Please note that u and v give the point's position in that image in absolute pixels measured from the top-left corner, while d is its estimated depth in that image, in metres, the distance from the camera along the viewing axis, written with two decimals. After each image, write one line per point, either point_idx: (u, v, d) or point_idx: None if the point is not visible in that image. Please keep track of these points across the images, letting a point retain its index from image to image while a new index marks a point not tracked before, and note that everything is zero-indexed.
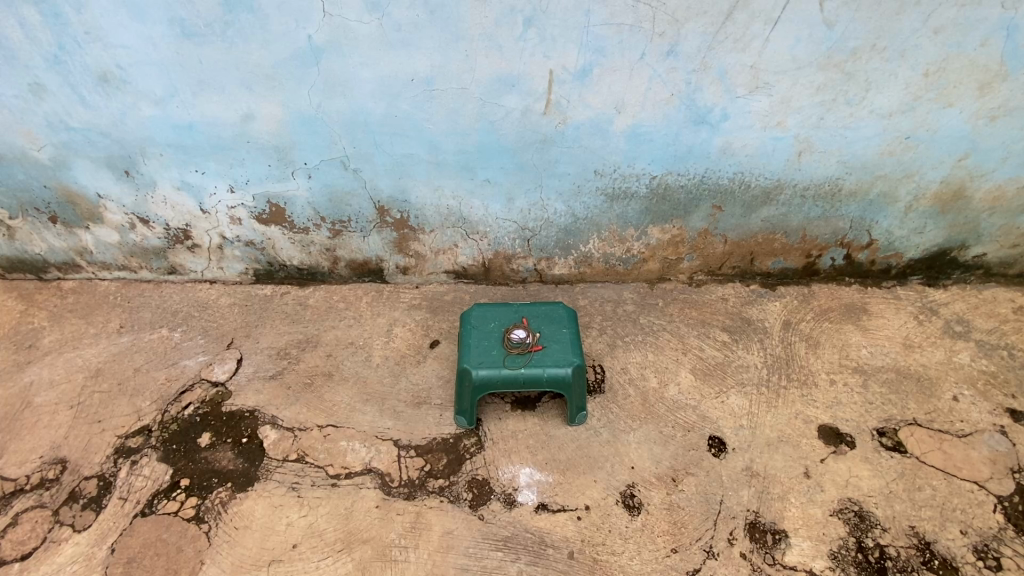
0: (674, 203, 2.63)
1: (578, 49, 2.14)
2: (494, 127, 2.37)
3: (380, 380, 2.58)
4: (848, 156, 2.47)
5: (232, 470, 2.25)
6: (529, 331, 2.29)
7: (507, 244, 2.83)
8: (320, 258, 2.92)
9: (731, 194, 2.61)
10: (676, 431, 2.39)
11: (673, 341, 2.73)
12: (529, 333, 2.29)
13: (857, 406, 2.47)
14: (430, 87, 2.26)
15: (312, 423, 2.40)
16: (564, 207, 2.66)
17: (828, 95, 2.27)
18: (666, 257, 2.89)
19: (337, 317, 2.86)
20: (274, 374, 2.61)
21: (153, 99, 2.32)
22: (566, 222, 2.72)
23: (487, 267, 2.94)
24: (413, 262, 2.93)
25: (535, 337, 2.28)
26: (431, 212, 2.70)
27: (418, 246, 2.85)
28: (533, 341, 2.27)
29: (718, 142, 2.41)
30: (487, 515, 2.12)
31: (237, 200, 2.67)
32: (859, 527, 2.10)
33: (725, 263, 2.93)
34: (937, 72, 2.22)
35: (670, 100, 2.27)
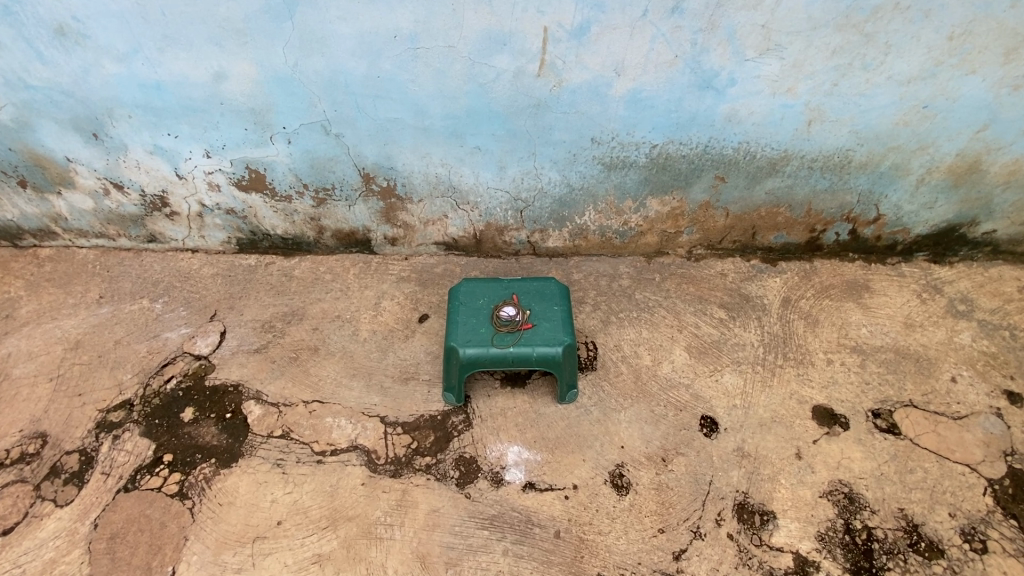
0: (674, 173, 2.50)
1: (575, 3, 1.96)
2: (484, 90, 2.21)
3: (367, 355, 2.52)
4: (861, 126, 2.32)
5: (216, 446, 2.22)
6: (519, 308, 2.21)
7: (500, 215, 2.72)
8: (305, 228, 2.81)
9: (735, 165, 2.47)
10: (667, 410, 2.35)
11: (669, 318, 2.67)
12: (518, 310, 2.20)
13: (853, 387, 2.42)
14: (414, 46, 2.09)
15: (297, 399, 2.35)
16: (558, 176, 2.52)
17: (844, 59, 2.10)
18: (665, 231, 2.78)
19: (323, 289, 2.79)
20: (258, 348, 2.55)
21: (116, 55, 2.15)
22: (561, 193, 2.60)
23: (479, 238, 2.84)
24: (401, 233, 2.82)
25: (525, 315, 2.20)
26: (418, 180, 2.57)
27: (406, 216, 2.74)
28: (523, 319, 2.19)
29: (723, 109, 2.26)
30: (474, 493, 2.10)
31: (214, 165, 2.53)
32: (848, 509, 2.09)
33: (725, 238, 2.83)
34: (962, 35, 2.05)
35: (674, 63, 2.10)
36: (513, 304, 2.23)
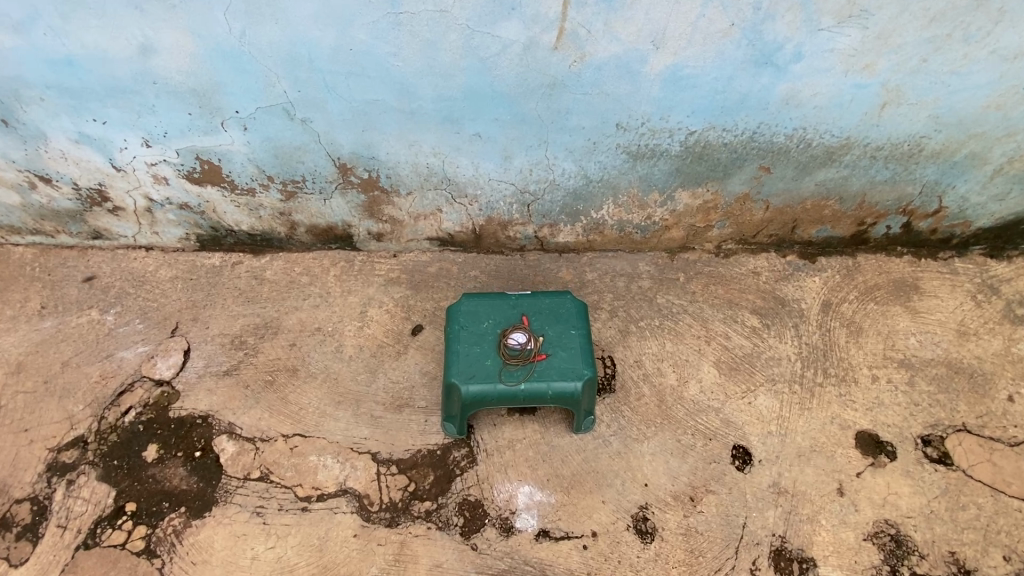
0: (712, 163, 2.09)
1: None
2: (486, 67, 1.76)
3: (353, 377, 2.21)
4: (944, 110, 1.92)
5: (185, 491, 1.95)
6: (530, 334, 1.87)
7: (503, 210, 2.32)
8: (274, 224, 2.42)
9: (785, 154, 2.07)
10: (695, 440, 2.09)
11: (696, 327, 2.36)
12: (529, 336, 1.87)
13: (901, 409, 2.17)
14: (395, 10, 1.62)
15: (275, 433, 2.06)
16: (573, 166, 2.12)
17: (942, 28, 1.67)
18: (693, 225, 2.41)
19: (301, 295, 2.43)
20: (228, 370, 2.23)
21: (7, 23, 1.67)
22: (576, 185, 2.20)
23: (478, 234, 2.46)
24: (388, 228, 2.43)
25: (538, 341, 1.87)
26: (406, 172, 2.15)
27: (393, 210, 2.33)
28: (535, 347, 1.86)
29: (781, 90, 1.83)
30: (481, 544, 1.87)
31: (157, 155, 2.09)
32: (894, 554, 1.89)
33: (761, 232, 2.47)
34: None
35: (728, 33, 1.66)
36: (523, 329, 1.89)
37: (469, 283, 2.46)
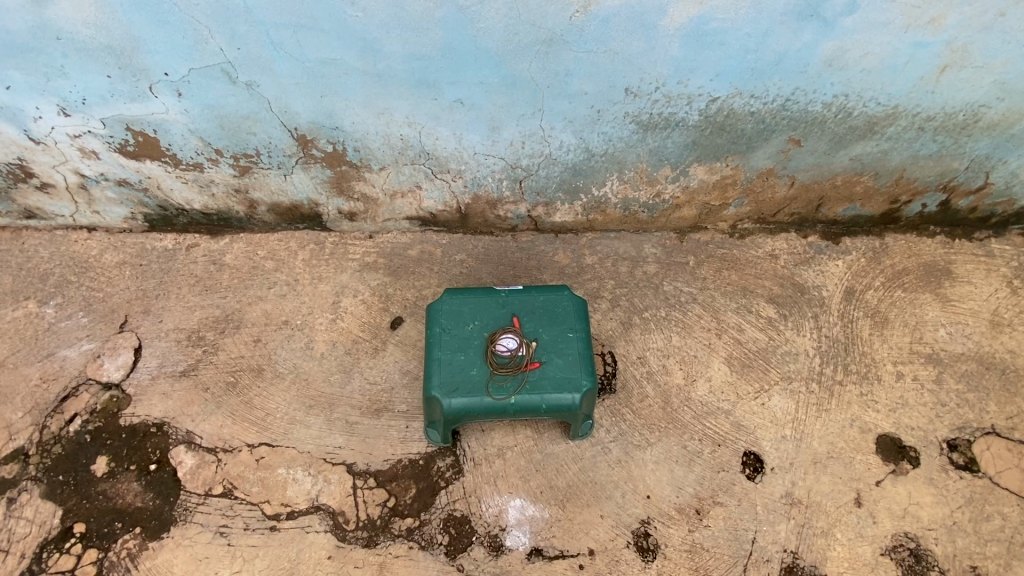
0: (735, 134, 1.80)
1: None
2: (471, 20, 1.45)
3: (325, 378, 1.98)
4: (1009, 74, 1.67)
5: (140, 510, 1.76)
6: (522, 339, 1.65)
7: (492, 187, 2.03)
8: (230, 203, 2.14)
9: (819, 125, 1.80)
10: (703, 446, 1.91)
11: (706, 319, 2.13)
12: (521, 341, 1.65)
13: (926, 410, 1.99)
14: None
15: (239, 443, 1.86)
16: (572, 138, 1.81)
17: None
18: (707, 204, 2.14)
19: (265, 283, 2.17)
20: (185, 370, 2.00)
21: None
22: (576, 159, 1.90)
23: (464, 213, 2.17)
24: (360, 207, 2.14)
25: (531, 348, 1.64)
26: (377, 144, 1.83)
27: (364, 187, 2.03)
28: (528, 354, 1.64)
29: (825, 49, 1.54)
30: (468, 565, 1.72)
31: (80, 126, 1.78)
32: (913, 570, 1.76)
33: (781, 211, 2.21)
34: None
35: None
36: (514, 332, 1.67)
37: (454, 269, 2.19)
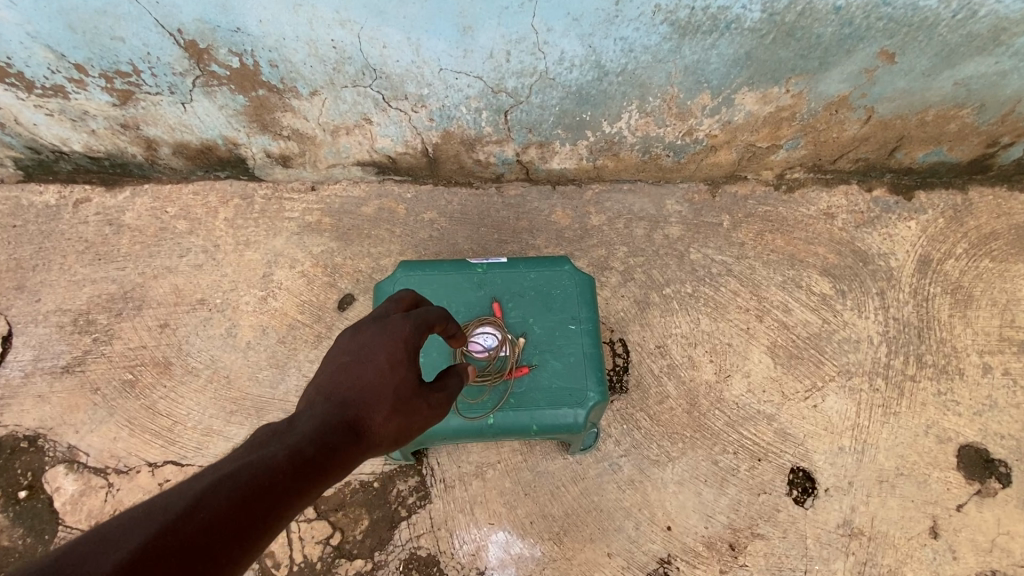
0: (810, 44, 1.29)
1: None
2: None
3: (252, 375, 1.53)
4: None
5: (7, 551, 1.36)
6: (505, 335, 1.20)
7: (466, 120, 1.50)
8: (121, 143, 1.62)
9: (927, 30, 1.27)
10: (738, 462, 1.49)
11: (743, 296, 1.67)
12: (503, 340, 1.20)
13: (1020, 413, 1.57)
14: None
15: (138, 462, 1.45)
16: (578, 47, 1.28)
17: None
18: (751, 146, 1.63)
19: (176, 251, 1.68)
20: (70, 365, 1.55)
21: None
22: (581, 80, 1.38)
23: (432, 158, 1.65)
24: (295, 149, 1.62)
25: (516, 348, 1.19)
26: (301, 56, 1.30)
27: (294, 121, 1.51)
28: (512, 357, 1.18)
29: None
30: None
31: None
32: None
33: (846, 155, 1.69)
34: None
35: None
36: (493, 325, 1.21)
37: (421, 231, 1.70)
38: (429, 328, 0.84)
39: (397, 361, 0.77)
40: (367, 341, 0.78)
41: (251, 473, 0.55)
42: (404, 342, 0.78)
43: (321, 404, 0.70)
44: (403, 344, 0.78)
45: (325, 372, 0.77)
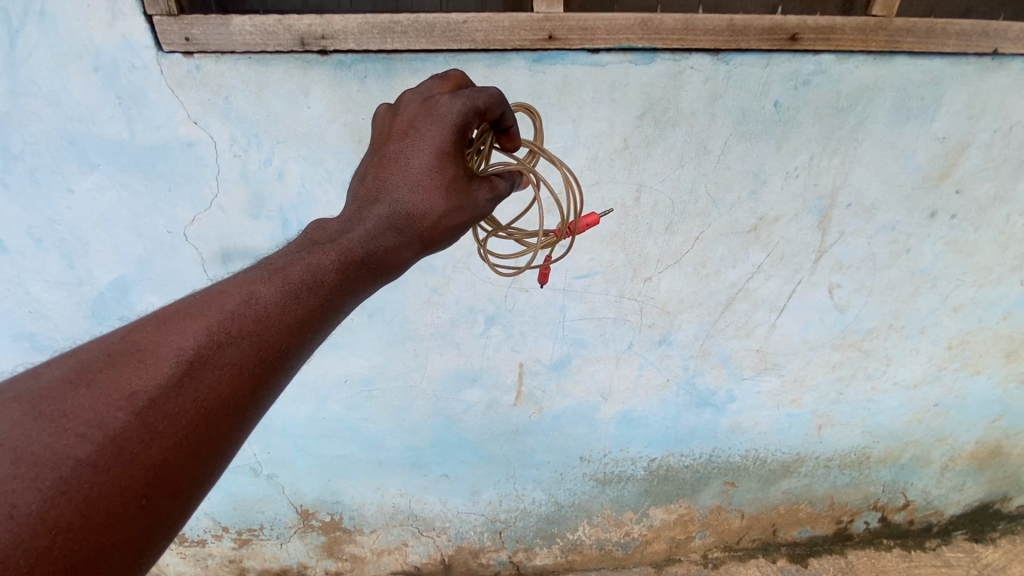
0: (678, 482, 2.12)
1: (553, 342, 1.70)
2: (452, 422, 1.85)
3: None
4: (872, 426, 2.06)
5: None
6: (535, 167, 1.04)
7: (473, 538, 2.20)
8: (221, 571, 2.18)
9: (745, 470, 2.13)
10: None
11: None
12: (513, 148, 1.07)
13: None
14: (368, 387, 1.74)
15: None
16: (543, 494, 2.10)
17: (845, 371, 1.88)
18: (673, 538, 2.30)
19: None
20: None
21: None
22: (548, 510, 2.15)
23: (447, 562, 2.25)
24: (348, 566, 2.21)
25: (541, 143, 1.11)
26: (370, 510, 2.07)
27: (354, 547, 2.17)
28: (568, 199, 1.14)
29: (725, 422, 1.97)
30: None
31: None
32: None
33: (744, 537, 2.34)
34: (959, 345, 1.87)
35: (666, 385, 1.83)
36: (539, 248, 1.06)
37: None
38: (456, 146, 0.82)
39: (438, 168, 0.81)
40: (409, 122, 0.83)
41: (238, 299, 0.59)
42: (433, 176, 0.80)
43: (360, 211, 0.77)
44: (434, 170, 0.80)
45: (383, 136, 0.85)
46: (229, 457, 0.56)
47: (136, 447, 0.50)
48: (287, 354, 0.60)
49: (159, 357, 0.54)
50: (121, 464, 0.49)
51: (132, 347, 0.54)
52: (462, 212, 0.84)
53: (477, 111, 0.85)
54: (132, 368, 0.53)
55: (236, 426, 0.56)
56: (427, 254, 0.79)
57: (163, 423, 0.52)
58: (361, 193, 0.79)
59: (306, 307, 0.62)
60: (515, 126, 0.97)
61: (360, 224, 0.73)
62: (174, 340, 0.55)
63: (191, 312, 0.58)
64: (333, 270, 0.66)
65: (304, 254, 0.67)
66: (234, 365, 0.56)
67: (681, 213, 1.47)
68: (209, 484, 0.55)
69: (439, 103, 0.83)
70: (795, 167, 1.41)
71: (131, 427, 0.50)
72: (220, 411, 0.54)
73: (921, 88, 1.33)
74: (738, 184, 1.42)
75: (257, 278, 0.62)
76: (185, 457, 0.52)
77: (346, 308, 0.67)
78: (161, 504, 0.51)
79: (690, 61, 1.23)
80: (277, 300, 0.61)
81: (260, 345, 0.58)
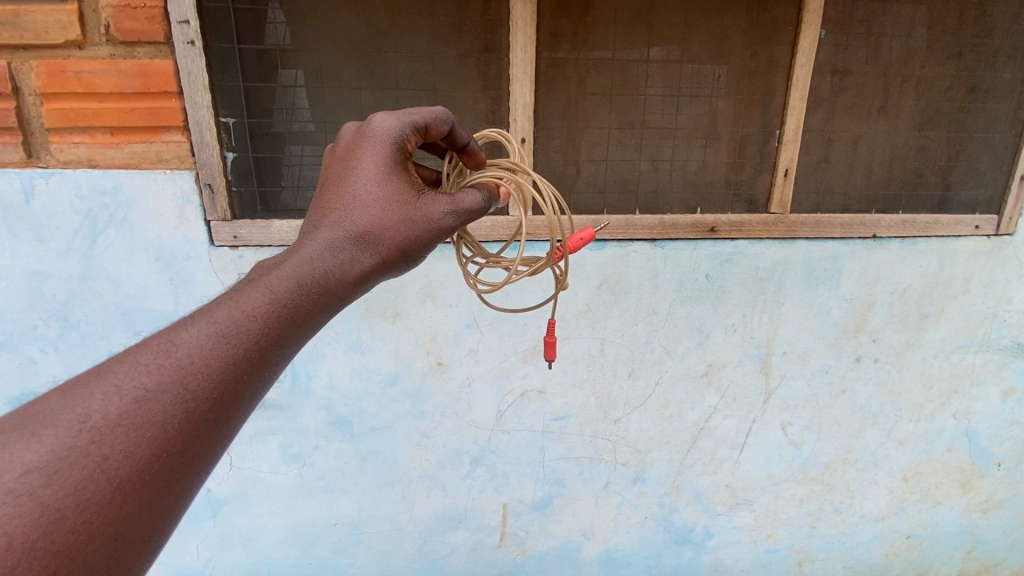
0: None
1: (534, 481, 1.81)
2: (437, 565, 1.87)
3: None
4: (851, 560, 2.10)
5: None
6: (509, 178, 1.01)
7: None
8: None
9: None
10: None
11: None
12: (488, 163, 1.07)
13: None
14: (356, 530, 1.79)
15: None
16: None
17: (812, 505, 1.98)
18: None
19: None
20: None
21: None
22: None
23: None
24: None
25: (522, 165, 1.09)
26: None
27: None
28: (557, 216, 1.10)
29: (707, 559, 2.00)
30: None
31: None
32: None
33: None
34: (914, 476, 2.00)
35: (645, 522, 1.91)
36: (525, 276, 1.10)
37: None
38: (399, 169, 0.84)
39: (388, 192, 0.81)
40: (348, 158, 0.84)
41: (157, 350, 0.56)
42: (389, 202, 0.81)
43: (309, 241, 0.75)
44: (388, 196, 0.81)
45: (329, 172, 0.85)
46: (153, 528, 0.52)
47: (40, 526, 0.46)
48: (217, 405, 0.56)
49: (62, 427, 0.50)
50: (16, 554, 0.45)
51: (34, 417, 0.50)
52: (419, 233, 0.82)
53: (410, 135, 0.86)
54: (30, 442, 0.49)
55: (175, 475, 0.53)
56: (393, 273, 0.81)
57: (70, 499, 0.48)
58: (305, 233, 0.77)
59: (235, 354, 0.58)
60: (472, 142, 0.98)
61: (308, 256, 0.72)
62: (81, 406, 0.51)
63: (106, 370, 0.54)
64: (266, 315, 0.62)
65: (238, 293, 0.64)
66: (150, 424, 0.52)
67: (640, 362, 1.70)
68: (129, 556, 0.50)
69: (376, 130, 0.84)
70: (732, 323, 1.69)
71: (30, 507, 0.46)
72: (153, 464, 0.52)
73: (822, 262, 1.66)
74: (686, 338, 1.68)
75: (181, 326, 0.59)
76: (100, 532, 0.49)
77: (287, 353, 0.64)
78: (114, 560, 0.50)
79: (633, 247, 1.57)
80: (198, 351, 0.57)
81: (180, 399, 0.54)
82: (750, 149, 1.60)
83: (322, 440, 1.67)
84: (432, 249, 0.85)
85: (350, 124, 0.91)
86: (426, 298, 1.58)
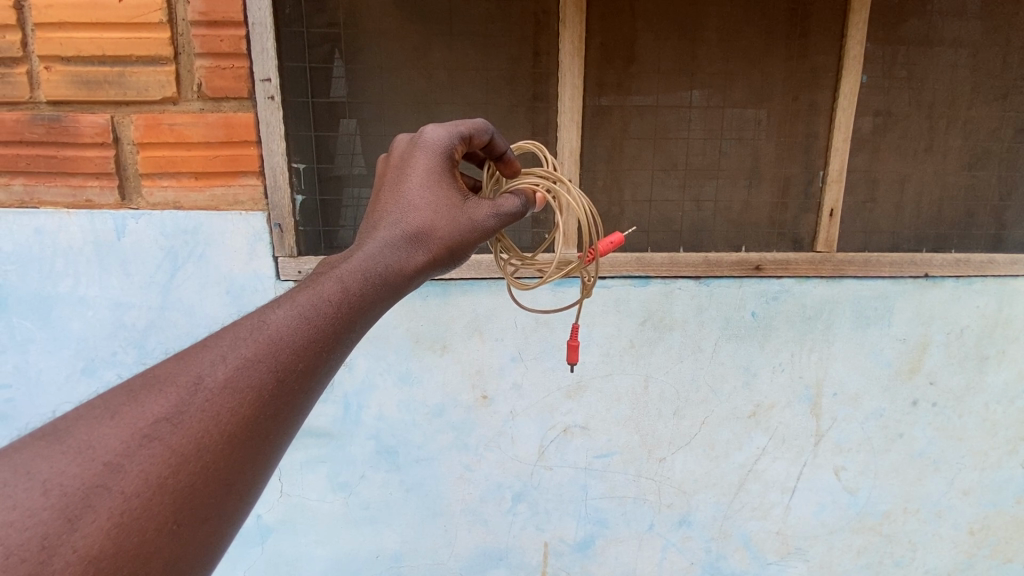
0: None
1: (575, 520, 1.79)
2: None
3: None
4: None
5: None
6: (543, 184, 1.07)
7: None
8: None
9: None
10: None
11: None
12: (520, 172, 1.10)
13: None
14: (397, 563, 1.80)
15: None
16: None
17: (871, 557, 1.87)
18: None
19: None
20: None
21: None
22: None
23: None
24: None
25: (553, 172, 1.13)
26: None
27: None
28: (590, 222, 1.16)
29: None
30: None
31: None
32: None
33: None
34: (981, 529, 1.88)
35: (690, 568, 1.85)
36: (557, 277, 1.14)
37: None
38: (450, 174, 0.90)
39: (441, 193, 0.87)
40: (403, 164, 0.91)
41: (249, 326, 0.61)
42: (444, 202, 0.87)
43: (374, 236, 0.80)
44: (442, 197, 0.87)
45: (384, 179, 0.92)
46: (256, 478, 0.56)
47: (168, 468, 0.51)
48: (305, 374, 0.61)
49: (179, 387, 0.55)
50: (149, 489, 0.49)
51: (150, 382, 0.55)
52: (468, 231, 0.88)
53: (457, 142, 0.93)
54: (151, 402, 0.53)
55: (270, 435, 0.57)
56: (447, 267, 0.86)
57: (189, 447, 0.52)
58: (369, 230, 0.83)
59: (320, 329, 0.63)
60: (509, 151, 1.03)
61: (374, 248, 0.77)
62: (192, 370, 0.56)
63: (209, 344, 0.59)
64: (344, 296, 0.67)
65: (317, 279, 0.69)
66: (252, 386, 0.57)
67: (685, 400, 1.69)
68: (233, 505, 0.54)
69: (428, 139, 0.91)
70: (779, 362, 1.67)
71: (158, 454, 0.51)
72: (253, 422, 0.56)
73: (873, 301, 1.64)
74: (732, 376, 1.67)
75: (268, 306, 0.64)
76: (213, 480, 0.53)
77: (362, 329, 0.68)
78: (222, 508, 0.53)
79: (677, 284, 1.60)
80: (288, 326, 0.62)
81: (275, 366, 0.59)
82: (793, 189, 1.62)
83: (369, 469, 1.71)
84: (478, 246, 0.91)
85: (401, 136, 0.98)
86: (473, 332, 1.63)
